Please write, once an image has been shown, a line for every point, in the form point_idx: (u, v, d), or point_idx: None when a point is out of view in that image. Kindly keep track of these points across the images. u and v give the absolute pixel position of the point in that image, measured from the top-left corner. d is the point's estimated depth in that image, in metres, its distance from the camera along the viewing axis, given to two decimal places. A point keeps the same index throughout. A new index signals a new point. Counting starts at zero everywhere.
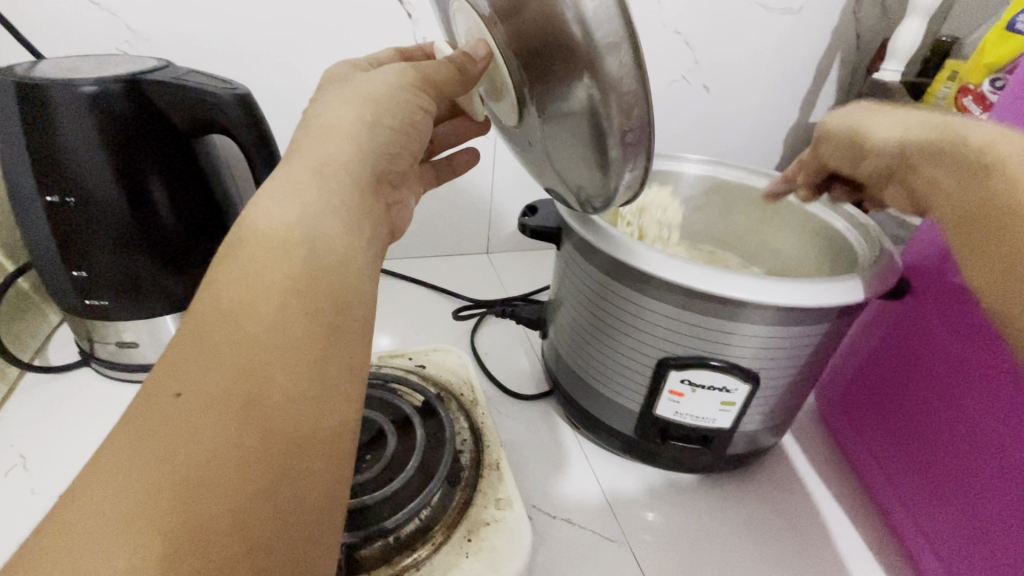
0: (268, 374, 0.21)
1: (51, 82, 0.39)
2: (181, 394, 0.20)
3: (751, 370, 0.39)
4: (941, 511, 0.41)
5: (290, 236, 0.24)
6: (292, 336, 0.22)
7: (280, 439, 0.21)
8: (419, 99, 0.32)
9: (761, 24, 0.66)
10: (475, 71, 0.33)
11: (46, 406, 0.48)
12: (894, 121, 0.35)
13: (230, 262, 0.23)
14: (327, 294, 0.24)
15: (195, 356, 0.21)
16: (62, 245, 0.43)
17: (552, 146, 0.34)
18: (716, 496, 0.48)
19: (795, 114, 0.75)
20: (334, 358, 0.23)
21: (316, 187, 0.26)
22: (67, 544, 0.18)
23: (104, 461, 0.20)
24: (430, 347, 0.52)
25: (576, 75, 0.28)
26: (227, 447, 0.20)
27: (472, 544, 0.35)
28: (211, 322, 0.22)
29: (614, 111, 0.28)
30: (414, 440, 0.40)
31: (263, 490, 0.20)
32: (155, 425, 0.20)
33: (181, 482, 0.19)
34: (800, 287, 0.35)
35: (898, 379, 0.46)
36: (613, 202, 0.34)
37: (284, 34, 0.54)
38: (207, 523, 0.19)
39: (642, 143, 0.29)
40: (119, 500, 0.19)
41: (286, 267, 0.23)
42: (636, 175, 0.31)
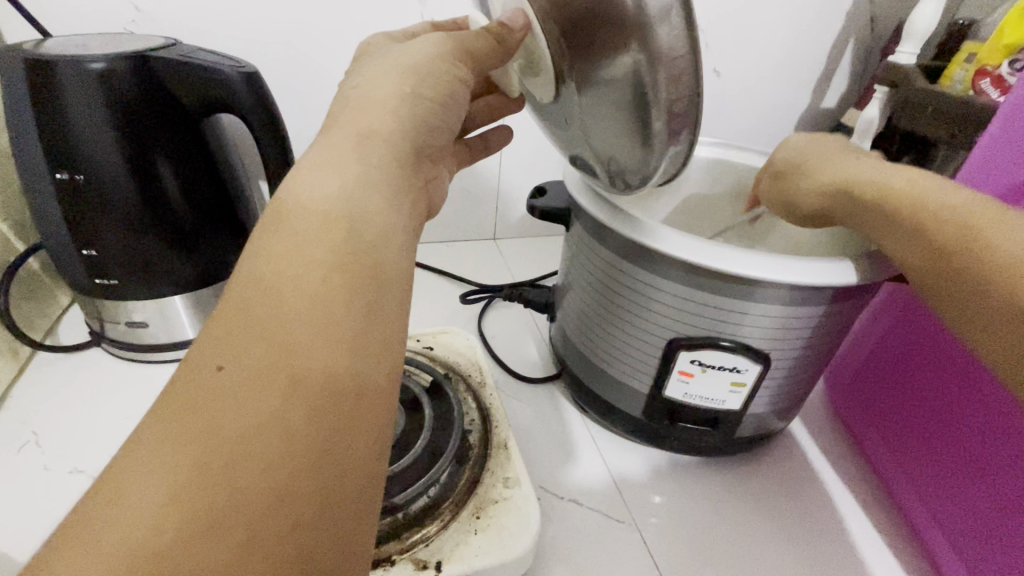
0: (307, 345, 0.21)
1: (61, 58, 0.39)
2: (223, 367, 0.20)
3: (762, 350, 0.38)
4: (953, 495, 0.41)
5: (329, 211, 0.24)
6: (330, 318, 0.21)
7: (321, 422, 0.20)
8: (454, 77, 0.32)
9: (776, 7, 0.66)
10: (511, 42, 0.33)
11: (58, 385, 0.49)
12: (824, 169, 0.38)
13: (270, 240, 0.23)
14: (368, 268, 0.23)
15: (233, 329, 0.21)
16: (71, 224, 0.43)
17: (589, 121, 0.34)
18: (725, 479, 0.48)
19: (806, 100, 0.75)
20: (371, 341, 0.22)
21: (353, 161, 0.26)
22: (105, 515, 0.18)
23: (142, 443, 0.19)
24: (438, 329, 0.52)
25: (622, 43, 0.28)
26: (266, 431, 0.19)
27: (481, 521, 0.35)
28: (253, 295, 0.22)
29: (662, 88, 0.27)
30: (423, 419, 0.40)
31: (304, 475, 0.19)
32: (192, 408, 0.19)
33: (219, 465, 0.18)
34: (813, 265, 0.35)
35: (910, 364, 0.45)
36: (649, 184, 0.33)
37: (295, 16, 0.54)
38: (246, 497, 0.18)
39: (685, 120, 0.29)
40: (154, 485, 0.18)
41: (328, 240, 0.23)
42: (681, 149, 0.30)
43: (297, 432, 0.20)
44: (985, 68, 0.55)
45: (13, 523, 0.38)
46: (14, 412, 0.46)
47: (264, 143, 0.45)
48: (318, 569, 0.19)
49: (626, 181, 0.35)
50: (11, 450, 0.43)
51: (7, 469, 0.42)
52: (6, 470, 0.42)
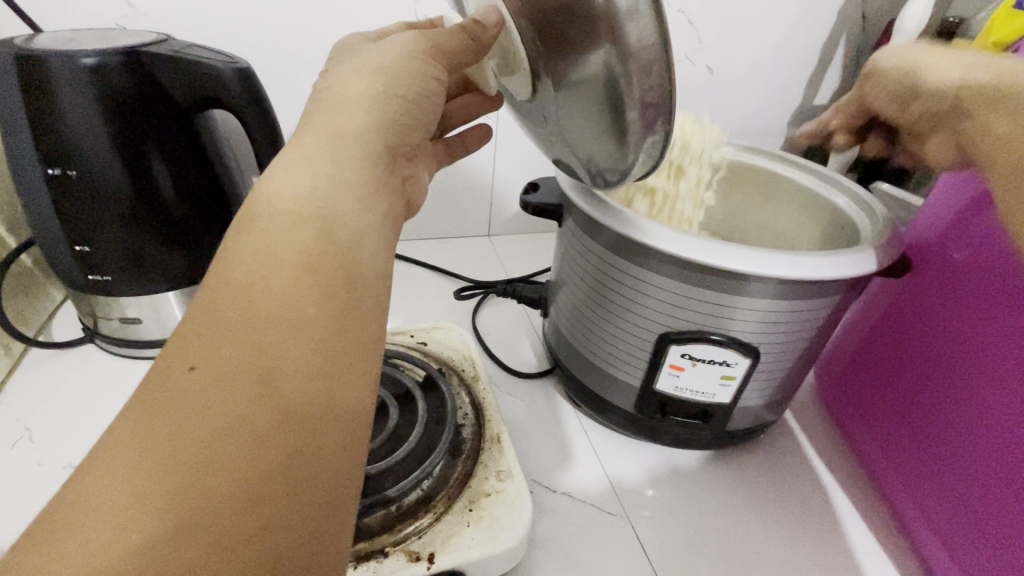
0: (282, 342, 0.21)
1: (52, 54, 0.39)
2: (194, 367, 0.20)
3: (752, 344, 0.39)
4: (938, 485, 0.42)
5: (301, 211, 0.24)
6: (301, 321, 0.22)
7: (287, 425, 0.20)
8: (427, 74, 0.32)
9: (769, 5, 0.66)
10: (486, 40, 0.32)
11: (51, 381, 0.49)
12: (953, 64, 0.34)
13: (238, 240, 0.23)
14: (339, 270, 0.23)
15: (200, 331, 0.21)
16: (64, 219, 0.43)
17: (565, 118, 0.34)
18: (716, 473, 0.48)
19: (799, 97, 0.75)
20: (342, 345, 0.22)
21: (326, 161, 0.26)
22: (77, 514, 0.18)
23: (111, 443, 0.19)
24: (431, 324, 0.53)
25: (594, 43, 0.28)
26: (233, 431, 0.19)
27: (473, 513, 0.36)
28: (224, 297, 0.22)
29: (634, 86, 0.27)
30: (417, 412, 0.40)
31: (270, 476, 0.20)
32: (159, 409, 0.20)
33: (191, 463, 0.19)
34: (805, 261, 0.35)
35: (898, 357, 0.46)
36: (630, 177, 0.33)
37: (288, 12, 0.54)
38: (216, 495, 0.19)
39: (660, 109, 0.28)
40: (124, 483, 0.18)
41: (300, 242, 0.23)
42: (658, 142, 0.29)
43: (264, 433, 0.20)
44: None
45: (6, 519, 0.38)
46: (7, 408, 0.46)
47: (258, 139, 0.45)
48: (286, 567, 0.20)
49: (606, 180, 0.35)
50: (5, 446, 0.43)
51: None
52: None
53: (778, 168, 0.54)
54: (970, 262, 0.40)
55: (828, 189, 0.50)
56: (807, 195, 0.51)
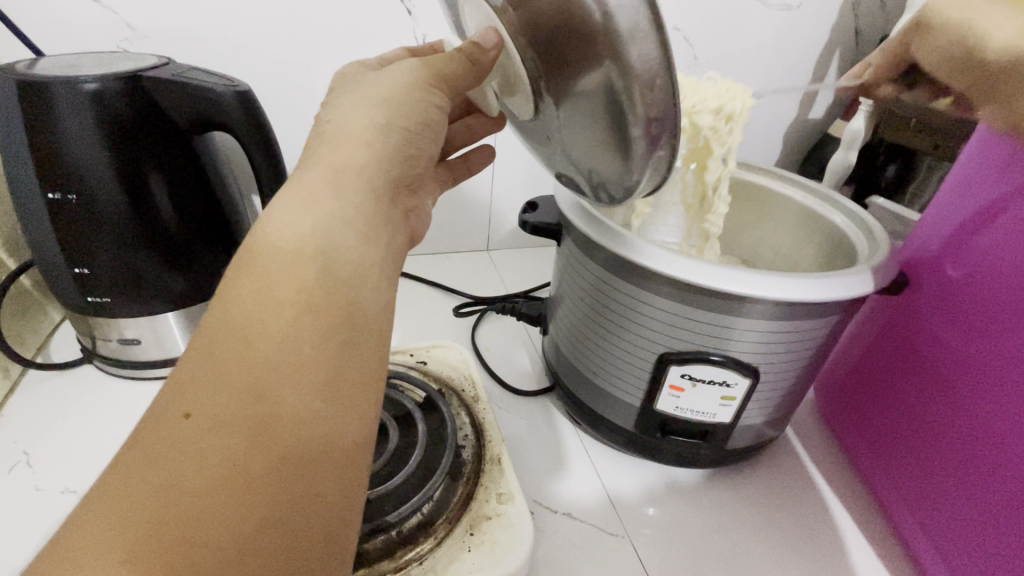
0: (279, 383, 0.21)
1: (54, 81, 0.39)
2: (188, 416, 0.21)
3: (751, 363, 0.39)
4: (939, 504, 0.42)
5: (302, 250, 0.24)
6: (303, 364, 0.22)
7: (285, 474, 0.21)
8: (429, 105, 0.32)
9: (762, 21, 0.67)
10: (486, 62, 0.32)
11: (50, 403, 0.49)
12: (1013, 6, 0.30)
13: (242, 280, 0.23)
14: (339, 307, 0.24)
15: (199, 377, 0.21)
16: (65, 243, 0.43)
17: (567, 136, 0.33)
18: (717, 491, 0.48)
19: (794, 111, 0.76)
20: (342, 387, 0.23)
21: (328, 197, 0.26)
22: (73, 557, 0.18)
23: (110, 495, 0.20)
24: (431, 343, 0.53)
25: (596, 61, 0.27)
26: (227, 482, 0.20)
27: (474, 537, 0.36)
28: (218, 343, 0.22)
29: (637, 103, 0.27)
30: (417, 434, 0.40)
31: (266, 525, 0.20)
32: (153, 458, 0.20)
33: (187, 513, 0.19)
34: (802, 282, 0.35)
35: (898, 373, 0.46)
36: (634, 194, 0.33)
37: (285, 35, 0.54)
38: (211, 537, 0.19)
39: (664, 125, 0.28)
40: (122, 533, 0.19)
41: (300, 283, 0.23)
42: (663, 157, 0.29)
43: (259, 484, 0.20)
44: None
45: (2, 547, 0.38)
46: (6, 431, 0.46)
47: (257, 159, 0.45)
48: None
49: (609, 193, 0.35)
50: (1, 470, 0.43)
51: None
52: None
53: (777, 186, 0.54)
54: (971, 278, 0.40)
55: (827, 207, 0.50)
56: (805, 212, 0.51)
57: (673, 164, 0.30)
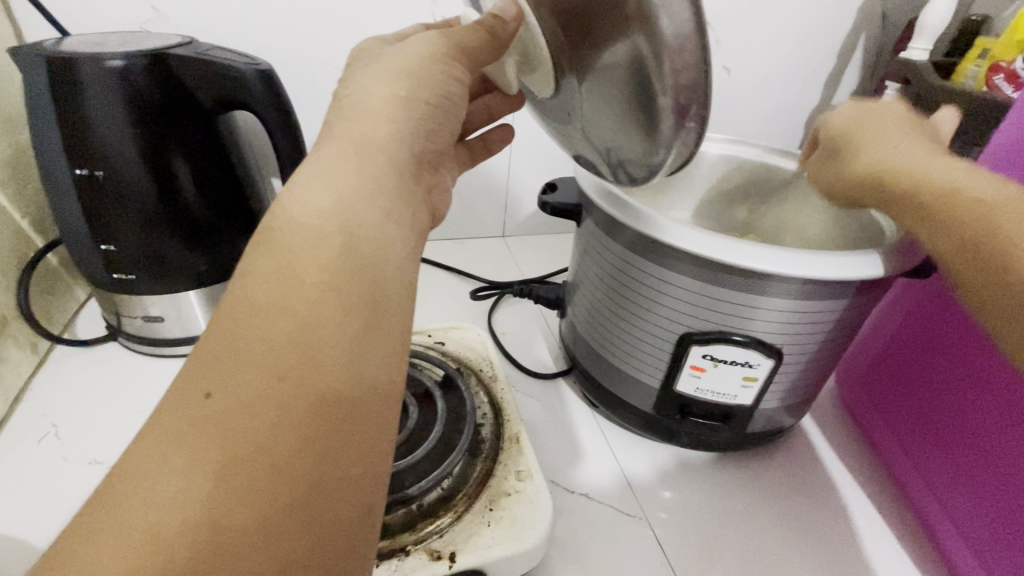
0: (309, 347, 0.21)
1: (81, 57, 0.39)
2: (210, 396, 0.20)
3: (774, 344, 0.38)
4: (965, 491, 0.41)
5: (324, 225, 0.24)
6: (334, 336, 0.22)
7: (314, 447, 0.20)
8: (448, 75, 0.32)
9: (786, 5, 0.65)
10: (505, 34, 0.31)
11: (77, 379, 0.49)
12: (875, 153, 0.36)
13: (264, 256, 0.23)
14: (364, 283, 0.23)
15: (221, 355, 0.21)
16: (91, 220, 0.44)
17: (589, 113, 0.33)
18: (735, 475, 0.48)
19: (817, 96, 0.74)
20: (368, 360, 0.22)
21: (351, 173, 0.26)
22: (106, 526, 0.18)
23: (136, 464, 0.19)
24: (449, 324, 0.53)
25: (625, 32, 0.27)
26: (257, 455, 0.20)
27: (493, 513, 0.36)
28: (242, 315, 0.22)
29: (666, 70, 0.26)
30: (436, 412, 0.40)
31: (300, 495, 0.20)
32: (177, 435, 0.20)
33: (224, 481, 0.19)
34: (827, 261, 0.34)
35: (923, 360, 0.45)
36: (657, 175, 0.32)
37: (304, 16, 0.54)
38: (247, 502, 0.19)
39: (695, 93, 0.26)
40: (157, 503, 0.19)
41: (323, 260, 0.23)
42: (692, 132, 0.28)
43: (294, 455, 0.20)
44: (999, 64, 0.54)
45: (36, 514, 0.39)
46: (35, 404, 0.47)
47: (279, 140, 0.46)
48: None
49: (630, 173, 0.34)
50: (32, 441, 0.44)
51: (28, 460, 0.43)
52: (27, 461, 0.43)
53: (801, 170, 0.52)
54: None
55: None
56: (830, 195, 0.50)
57: (702, 137, 0.28)
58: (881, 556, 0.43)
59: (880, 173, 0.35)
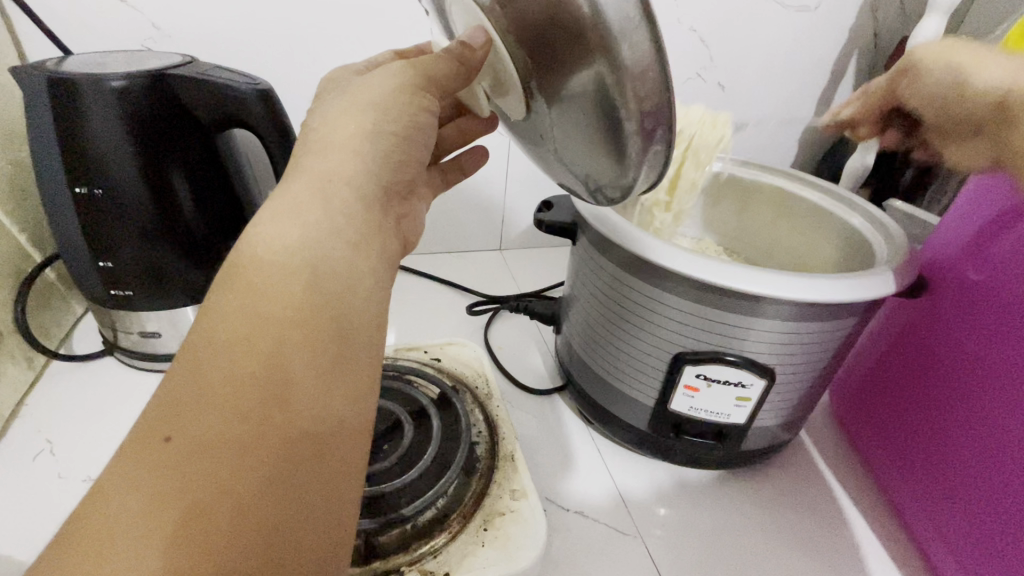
0: (289, 377, 0.22)
1: (81, 77, 0.40)
2: (171, 439, 0.20)
3: (767, 364, 0.39)
4: (956, 510, 0.41)
5: (289, 262, 0.24)
6: (303, 370, 0.23)
7: (286, 480, 0.21)
8: (417, 106, 0.33)
9: (778, 24, 0.66)
10: (474, 62, 0.32)
11: (72, 393, 0.50)
12: (1008, 65, 0.31)
13: (229, 294, 0.23)
14: (332, 318, 0.24)
15: (182, 396, 0.21)
16: (90, 236, 0.44)
17: (559, 140, 0.33)
18: (729, 492, 0.48)
19: (810, 112, 0.75)
20: (335, 390, 0.23)
21: (316, 206, 0.27)
22: (92, 554, 0.19)
23: (103, 507, 0.20)
24: (445, 340, 0.53)
25: (587, 59, 0.27)
26: (231, 490, 0.20)
27: (487, 533, 0.36)
28: (226, 344, 0.22)
29: (629, 94, 0.26)
30: (430, 431, 0.41)
31: (275, 525, 0.21)
32: (148, 476, 0.20)
33: (197, 518, 0.19)
34: (817, 282, 0.35)
35: (914, 377, 0.45)
36: (631, 193, 0.32)
37: (301, 34, 0.55)
38: (235, 531, 0.20)
39: (659, 118, 0.27)
40: (124, 544, 0.19)
41: (291, 297, 0.23)
42: (660, 155, 0.29)
43: (266, 487, 0.21)
44: None
45: (29, 532, 0.39)
46: (29, 420, 0.47)
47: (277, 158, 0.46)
48: None
49: (607, 196, 0.34)
50: (26, 458, 0.44)
51: (21, 477, 0.42)
52: (20, 478, 0.42)
53: (796, 190, 0.53)
54: (988, 284, 0.39)
55: (845, 209, 0.49)
56: (823, 213, 0.50)
57: (671, 159, 0.29)
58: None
59: (1011, 84, 0.30)
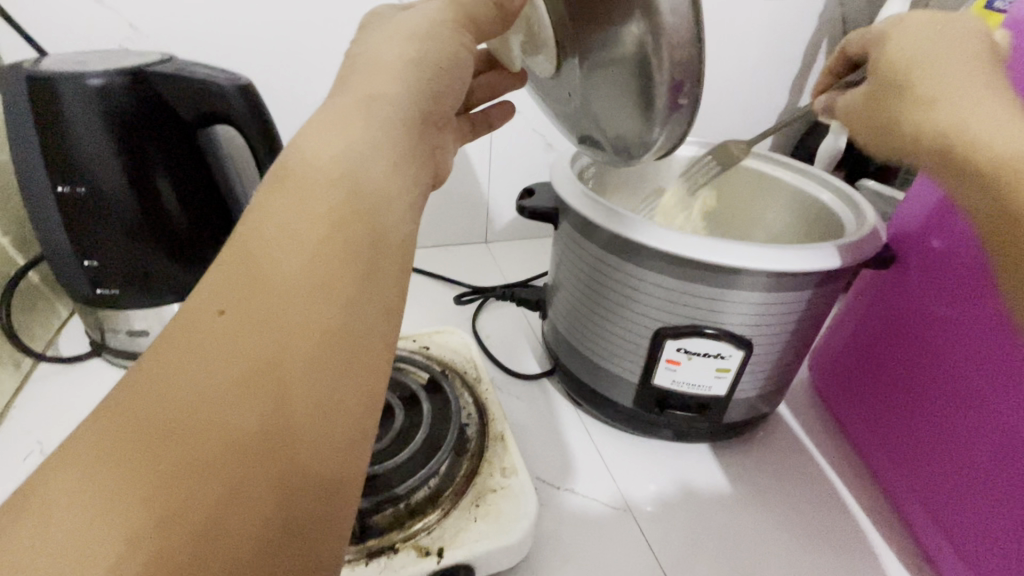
0: (329, 268, 0.22)
1: (60, 76, 0.40)
2: (222, 313, 0.20)
3: (744, 336, 0.40)
4: (928, 467, 0.43)
5: (332, 168, 0.24)
6: (334, 265, 0.22)
7: (330, 370, 0.20)
8: (457, 41, 0.33)
9: (750, 11, 0.68)
10: (512, 8, 0.34)
11: (61, 396, 0.49)
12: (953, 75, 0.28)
13: (276, 194, 0.23)
14: (367, 222, 0.23)
15: (231, 277, 0.21)
16: (74, 235, 0.45)
17: (590, 100, 0.35)
18: (715, 466, 0.49)
19: (785, 97, 0.77)
20: (372, 287, 0.23)
21: (358, 117, 0.27)
22: (132, 429, 0.18)
23: (142, 391, 0.19)
24: (433, 328, 0.54)
25: (626, 17, 0.29)
26: (272, 372, 0.19)
27: (480, 508, 0.37)
28: (268, 235, 0.22)
29: (664, 53, 0.28)
30: (421, 413, 0.41)
31: (314, 422, 0.20)
32: (188, 359, 0.19)
33: (235, 400, 0.19)
34: (786, 254, 0.36)
35: (888, 345, 0.47)
36: (650, 153, 0.34)
37: (281, 29, 0.55)
38: (279, 414, 0.19)
39: (687, 71, 0.29)
40: (162, 424, 0.18)
41: (332, 197, 0.23)
42: (684, 111, 0.30)
43: (308, 374, 0.20)
44: None
45: None
46: (17, 423, 0.47)
47: (260, 153, 0.46)
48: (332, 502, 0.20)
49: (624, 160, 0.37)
50: (16, 460, 0.44)
51: (12, 478, 0.42)
52: (11, 479, 0.42)
53: (768, 169, 0.54)
54: (951, 251, 0.41)
55: (813, 186, 0.51)
56: (795, 191, 0.52)
57: (692, 120, 0.31)
58: (867, 546, 0.44)
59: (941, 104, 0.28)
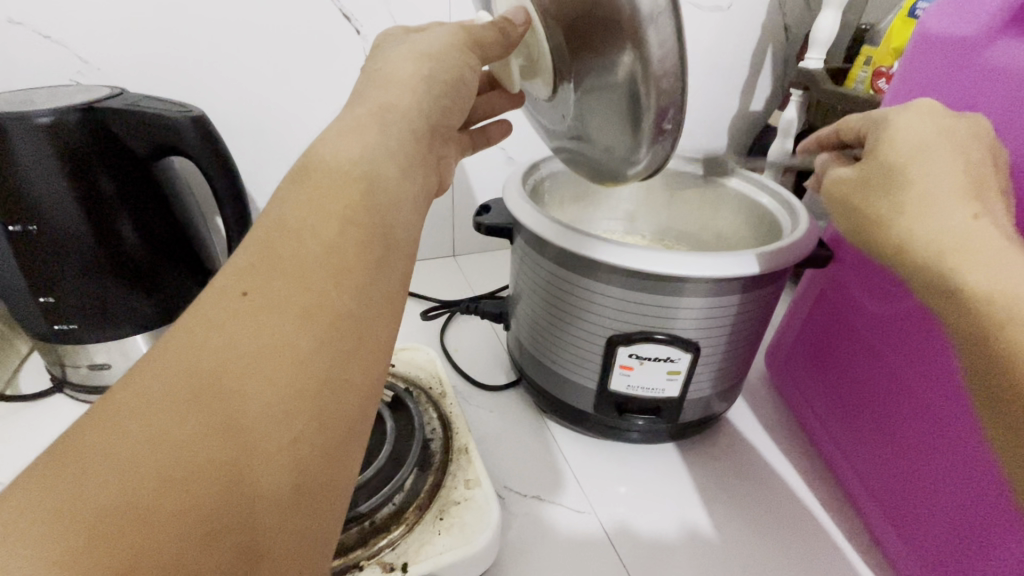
0: (344, 266, 0.23)
1: (7, 116, 0.40)
2: (248, 293, 0.21)
3: (692, 339, 0.42)
4: (871, 455, 0.46)
5: (350, 171, 0.25)
6: (347, 263, 0.23)
7: (337, 362, 0.21)
8: (466, 63, 0.35)
9: (695, 23, 0.71)
10: (514, 35, 0.35)
11: (20, 435, 0.49)
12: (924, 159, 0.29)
13: (299, 187, 0.25)
14: (379, 225, 0.25)
15: (257, 262, 0.22)
16: (29, 273, 0.44)
17: (585, 118, 0.37)
18: (680, 465, 0.51)
19: (735, 103, 0.80)
20: (374, 290, 0.24)
21: (374, 128, 0.28)
22: (133, 408, 0.18)
23: (148, 370, 0.20)
24: (399, 346, 0.55)
25: (619, 48, 0.31)
26: (278, 359, 0.20)
27: (444, 522, 0.38)
28: (292, 226, 0.23)
29: (652, 90, 0.31)
30: (385, 432, 0.42)
31: (309, 415, 0.20)
32: (204, 338, 0.20)
33: (238, 385, 0.20)
34: (722, 258, 0.38)
35: (834, 339, 0.49)
36: (634, 171, 0.37)
37: (237, 56, 0.56)
38: (284, 396, 0.20)
39: (672, 99, 0.32)
40: (162, 402, 0.19)
41: (346, 198, 0.24)
42: (668, 138, 0.34)
43: (313, 365, 0.21)
44: (881, 69, 0.60)
45: None
46: None
47: (217, 183, 0.47)
48: (317, 492, 0.21)
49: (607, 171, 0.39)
50: None
51: None
52: None
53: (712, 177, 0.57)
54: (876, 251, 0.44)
55: (755, 190, 0.53)
56: (739, 197, 0.54)
57: (675, 145, 0.34)
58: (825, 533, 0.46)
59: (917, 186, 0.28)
